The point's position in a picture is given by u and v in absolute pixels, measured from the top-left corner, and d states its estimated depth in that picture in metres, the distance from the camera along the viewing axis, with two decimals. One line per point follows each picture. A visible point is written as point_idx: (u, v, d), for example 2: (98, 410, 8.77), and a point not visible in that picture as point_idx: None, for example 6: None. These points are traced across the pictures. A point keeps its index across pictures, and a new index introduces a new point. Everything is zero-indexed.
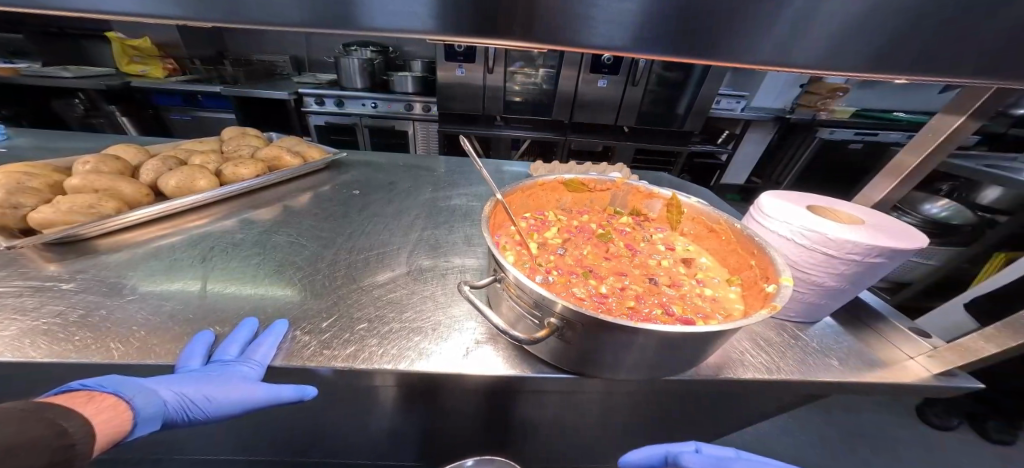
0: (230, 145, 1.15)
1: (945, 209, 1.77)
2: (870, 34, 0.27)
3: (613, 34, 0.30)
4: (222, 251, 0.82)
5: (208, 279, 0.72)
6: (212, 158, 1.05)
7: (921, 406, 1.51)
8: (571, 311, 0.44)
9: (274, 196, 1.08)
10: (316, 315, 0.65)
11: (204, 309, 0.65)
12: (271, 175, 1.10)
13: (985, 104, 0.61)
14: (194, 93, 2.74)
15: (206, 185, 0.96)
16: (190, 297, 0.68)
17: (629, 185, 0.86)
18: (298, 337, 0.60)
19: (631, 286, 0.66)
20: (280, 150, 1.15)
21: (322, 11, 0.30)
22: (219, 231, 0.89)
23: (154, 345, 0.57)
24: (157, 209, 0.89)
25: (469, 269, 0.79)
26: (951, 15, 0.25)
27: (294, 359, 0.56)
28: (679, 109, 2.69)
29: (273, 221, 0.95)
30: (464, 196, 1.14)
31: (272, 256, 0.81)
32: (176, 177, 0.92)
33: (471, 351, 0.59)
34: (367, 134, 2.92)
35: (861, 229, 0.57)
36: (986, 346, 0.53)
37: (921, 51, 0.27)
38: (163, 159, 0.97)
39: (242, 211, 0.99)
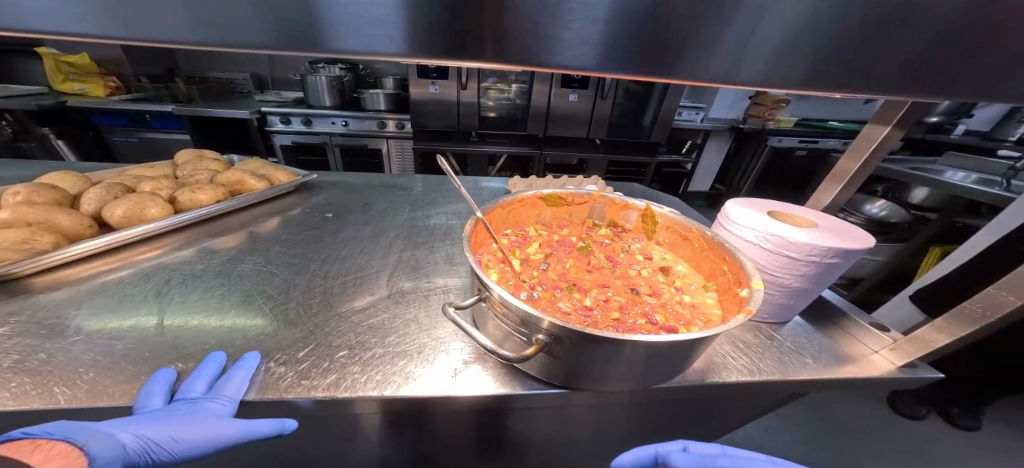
0: (185, 169, 1.08)
1: (883, 209, 1.95)
2: (811, 53, 0.30)
3: (583, 55, 0.31)
4: (181, 283, 0.75)
5: (167, 314, 0.66)
6: (166, 184, 0.98)
7: (890, 395, 1.62)
8: (558, 326, 0.44)
9: (239, 222, 1.02)
10: (290, 344, 0.61)
11: (161, 347, 0.59)
12: (233, 200, 1.04)
13: (907, 115, 0.69)
14: (141, 112, 2.58)
15: (159, 213, 0.90)
16: (146, 335, 0.61)
17: (606, 197, 0.89)
18: (273, 368, 0.56)
19: (614, 297, 0.68)
20: (243, 174, 1.09)
21: (286, 31, 0.29)
22: (177, 262, 0.82)
23: (108, 387, 0.51)
24: (105, 241, 0.81)
25: (453, 289, 0.78)
26: (873, 39, 0.29)
27: (270, 391, 0.52)
28: (646, 121, 2.83)
29: (240, 249, 0.89)
30: (443, 215, 1.12)
31: (240, 286, 0.75)
32: (124, 205, 0.85)
33: (460, 371, 0.57)
34: (338, 153, 2.83)
35: (818, 232, 0.62)
36: (940, 337, 0.59)
37: (852, 71, 0.31)
38: (108, 187, 0.89)
39: (202, 239, 0.93)
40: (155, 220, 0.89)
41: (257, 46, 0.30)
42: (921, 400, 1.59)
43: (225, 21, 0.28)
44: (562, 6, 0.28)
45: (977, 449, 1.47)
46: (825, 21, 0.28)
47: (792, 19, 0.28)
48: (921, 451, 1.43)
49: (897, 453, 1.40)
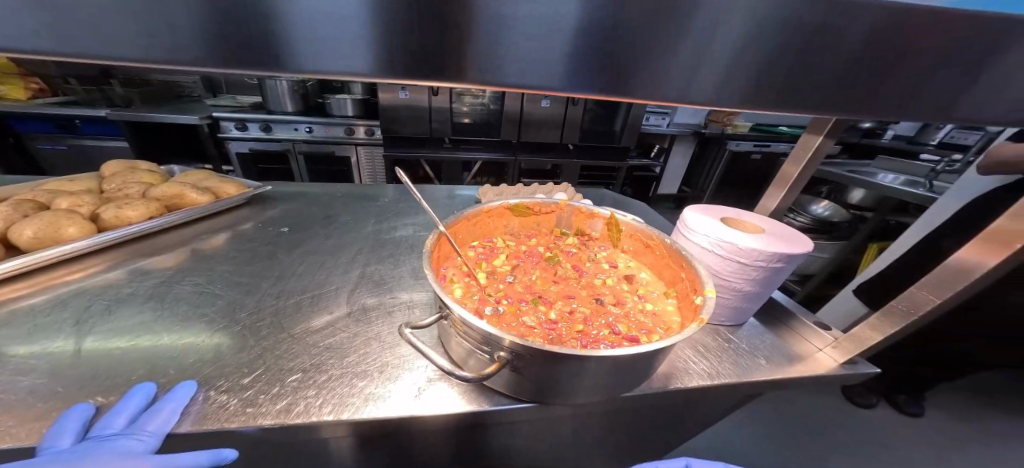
0: (112, 183, 1.00)
1: (827, 209, 2.11)
2: (815, 77, 0.28)
3: (576, 80, 0.28)
4: (108, 308, 0.68)
5: (86, 343, 0.60)
6: (87, 200, 0.89)
7: (846, 388, 1.74)
8: (518, 345, 0.44)
9: (179, 239, 0.95)
10: (234, 370, 0.57)
11: (82, 379, 0.53)
12: (169, 216, 0.97)
13: (835, 126, 0.75)
14: (69, 117, 2.35)
15: (79, 233, 0.81)
16: (59, 366, 0.55)
17: (572, 206, 0.90)
18: (214, 397, 0.52)
19: (579, 308, 0.68)
20: (181, 187, 1.02)
21: (242, 51, 0.24)
22: (104, 284, 0.75)
23: (13, 425, 0.46)
24: (17, 263, 0.72)
25: (418, 304, 0.76)
26: (875, 63, 0.28)
27: (208, 422, 0.48)
28: (616, 126, 2.92)
29: (178, 268, 0.83)
30: (411, 227, 1.10)
31: (175, 311, 0.69)
32: (34, 225, 0.76)
33: (424, 390, 0.55)
34: (302, 161, 2.71)
35: (764, 238, 0.66)
36: (874, 334, 0.65)
37: (857, 96, 0.29)
38: (16, 205, 0.80)
39: (135, 259, 0.85)
40: (75, 239, 0.81)
41: (199, 69, 0.24)
42: (871, 389, 1.72)
43: (146, 35, 0.22)
44: (549, 29, 0.25)
45: (919, 431, 1.59)
46: (814, 45, 0.27)
47: (742, 34, 0.26)
48: (870, 436, 1.54)
49: (849, 439, 1.51)
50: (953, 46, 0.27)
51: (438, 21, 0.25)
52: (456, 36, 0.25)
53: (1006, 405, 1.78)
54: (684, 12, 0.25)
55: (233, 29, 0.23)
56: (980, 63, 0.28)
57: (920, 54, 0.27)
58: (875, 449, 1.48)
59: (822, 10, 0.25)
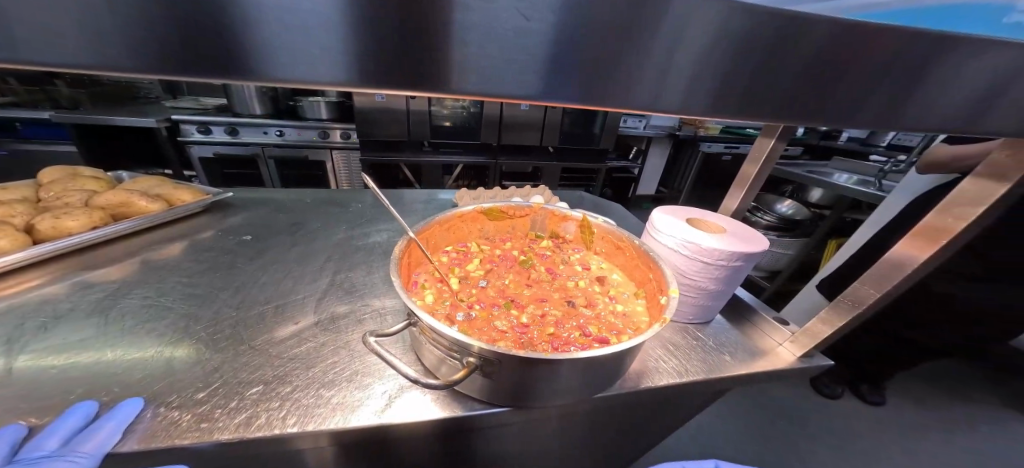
0: (50, 192, 0.93)
1: (790, 208, 2.22)
2: (772, 85, 0.29)
3: (553, 88, 0.27)
4: (45, 327, 0.63)
5: (17, 363, 0.55)
6: (20, 209, 0.82)
7: (814, 380, 1.83)
8: (486, 350, 0.44)
9: (129, 249, 0.89)
10: (188, 385, 0.53)
11: (11, 401, 0.49)
12: (117, 226, 0.90)
13: (786, 130, 0.80)
14: (9, 119, 2.21)
15: (11, 245, 0.74)
16: None
17: (545, 209, 0.91)
18: (165, 413, 0.48)
19: (551, 311, 0.69)
20: (129, 194, 0.96)
21: (195, 56, 0.21)
22: (40, 299, 0.69)
23: None
24: None
25: (390, 311, 0.74)
26: (824, 73, 0.29)
27: (156, 439, 0.45)
28: (595, 128, 2.98)
29: (127, 280, 0.77)
30: (384, 233, 1.07)
31: (121, 326, 0.64)
32: None
33: (394, 399, 0.53)
34: (272, 166, 2.60)
35: (725, 237, 0.69)
36: (825, 328, 0.69)
37: (811, 103, 0.31)
38: None
39: (78, 270, 0.79)
40: (8, 251, 0.74)
41: (146, 76, 0.20)
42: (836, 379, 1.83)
43: (70, 37, 0.18)
44: (524, 36, 0.24)
45: (880, 418, 1.69)
46: (772, 57, 0.28)
47: (707, 44, 0.26)
48: (836, 424, 1.63)
49: (818, 429, 1.59)
50: (893, 59, 0.29)
51: (420, 28, 0.23)
52: (436, 45, 0.24)
53: (953, 387, 1.94)
54: (655, 21, 0.25)
55: (181, 31, 0.20)
56: (917, 72, 0.30)
57: (864, 66, 0.29)
58: (842, 437, 1.56)
59: (777, 23, 0.26)
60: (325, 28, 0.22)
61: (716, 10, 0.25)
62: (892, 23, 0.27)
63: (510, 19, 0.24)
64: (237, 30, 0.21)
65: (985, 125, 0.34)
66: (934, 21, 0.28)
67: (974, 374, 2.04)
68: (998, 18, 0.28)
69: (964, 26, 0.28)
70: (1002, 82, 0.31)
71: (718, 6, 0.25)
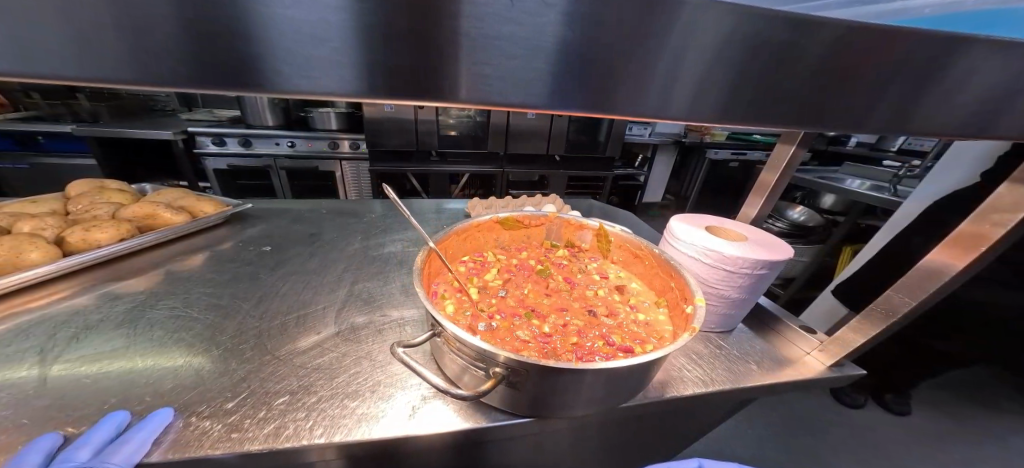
0: (79, 204, 0.95)
1: (801, 214, 2.20)
2: (785, 90, 0.29)
3: (564, 97, 0.28)
4: (73, 337, 0.64)
5: (50, 371, 0.56)
6: (50, 222, 0.84)
7: (835, 388, 1.78)
8: (515, 360, 0.44)
9: (153, 261, 0.90)
10: (217, 395, 0.54)
11: (46, 410, 0.50)
12: (143, 237, 0.92)
13: (807, 137, 0.80)
14: (31, 133, 2.27)
15: (40, 257, 0.76)
16: (22, 393, 0.52)
17: (561, 218, 0.91)
18: (196, 422, 0.49)
19: (572, 321, 0.68)
20: (154, 206, 0.98)
21: (203, 64, 0.22)
22: (66, 311, 0.70)
23: None
24: None
25: (410, 321, 0.74)
26: (837, 77, 0.29)
27: (189, 450, 0.45)
28: (601, 136, 2.97)
29: (153, 291, 0.78)
30: (399, 243, 1.08)
31: (150, 335, 0.65)
32: None
33: (418, 410, 0.53)
34: (283, 177, 2.64)
35: (747, 245, 0.68)
36: (856, 336, 0.68)
37: (823, 109, 0.31)
38: None
39: (106, 282, 0.80)
40: (39, 264, 0.75)
41: (182, 90, 0.22)
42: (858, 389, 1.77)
43: (107, 58, 0.20)
44: (532, 46, 0.25)
45: (907, 430, 1.62)
46: (782, 65, 0.28)
47: (717, 52, 0.27)
48: (860, 437, 1.57)
49: (841, 442, 1.53)
50: (902, 64, 0.29)
51: (436, 39, 0.24)
52: (446, 55, 0.25)
53: (979, 397, 1.87)
54: (667, 31, 0.26)
55: (208, 48, 0.21)
56: (927, 78, 0.30)
57: (876, 74, 0.29)
58: (867, 450, 1.50)
59: (787, 29, 0.27)
60: (323, 39, 0.22)
61: (726, 18, 0.26)
62: (898, 26, 0.27)
63: (510, 27, 0.24)
64: (242, 40, 0.21)
65: (998, 130, 0.34)
66: (941, 26, 0.29)
67: (998, 382, 1.97)
68: (1002, 24, 0.29)
69: (974, 30, 0.29)
70: (1016, 88, 0.31)
71: (726, 16, 0.26)
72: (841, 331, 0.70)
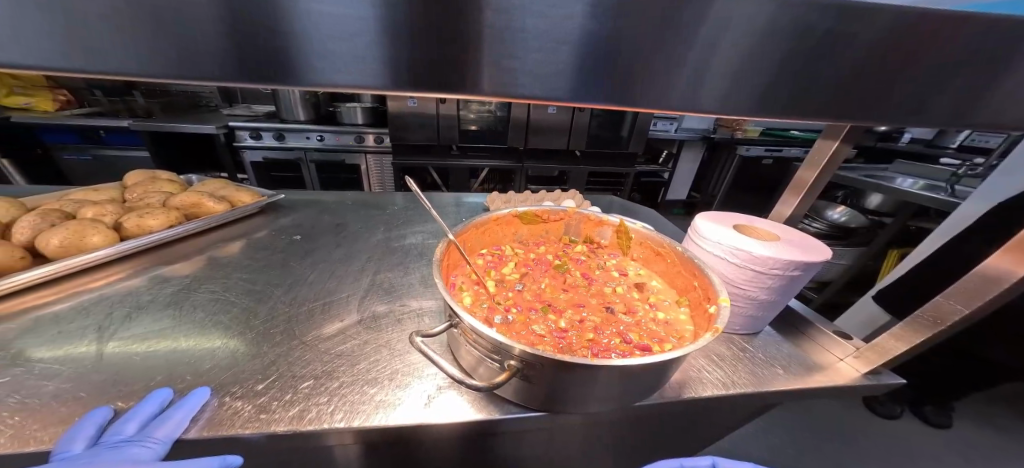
0: (135, 192, 1.04)
1: (843, 214, 2.06)
2: (830, 78, 0.27)
3: (587, 90, 0.27)
4: (127, 316, 0.70)
5: (108, 346, 0.62)
6: (110, 209, 0.92)
7: (867, 399, 1.67)
8: (529, 354, 0.44)
9: (197, 247, 0.97)
10: (249, 377, 0.58)
11: (104, 383, 0.56)
12: (189, 224, 0.99)
13: (852, 132, 0.74)
14: (94, 128, 2.45)
15: (102, 241, 0.84)
16: (86, 365, 0.58)
17: (580, 214, 0.90)
18: (228, 403, 0.53)
19: (589, 317, 0.68)
20: (200, 195, 1.05)
21: (241, 61, 0.23)
22: (123, 291, 0.77)
23: (36, 430, 0.47)
24: (50, 269, 0.76)
25: (428, 312, 0.76)
26: (889, 65, 0.27)
27: (223, 428, 0.49)
28: (623, 132, 2.90)
29: (196, 276, 0.85)
30: (420, 235, 1.10)
31: (192, 316, 0.71)
32: (60, 234, 0.79)
33: (433, 399, 0.55)
34: (313, 169, 2.77)
35: (779, 245, 0.65)
36: (897, 344, 0.63)
37: (869, 101, 0.29)
38: (44, 214, 0.83)
39: (156, 266, 0.88)
40: (99, 248, 0.83)
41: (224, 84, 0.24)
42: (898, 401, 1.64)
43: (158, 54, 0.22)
44: (554, 38, 0.25)
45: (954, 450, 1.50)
46: (828, 50, 0.26)
47: (753, 39, 0.25)
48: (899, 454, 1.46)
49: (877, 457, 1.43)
50: (967, 51, 0.26)
51: (458, 32, 0.24)
52: (468, 48, 0.25)
53: None
54: (696, 19, 0.25)
55: (245, 44, 0.23)
56: (998, 63, 0.27)
57: (934, 62, 0.27)
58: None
59: (834, 12, 0.25)
60: (352, 35, 0.23)
61: (764, 2, 0.24)
62: (979, 11, 0.24)
63: (533, 19, 0.24)
64: (276, 37, 0.23)
65: None
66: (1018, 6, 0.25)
67: None
68: None
69: None
70: None
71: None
72: (880, 338, 0.65)
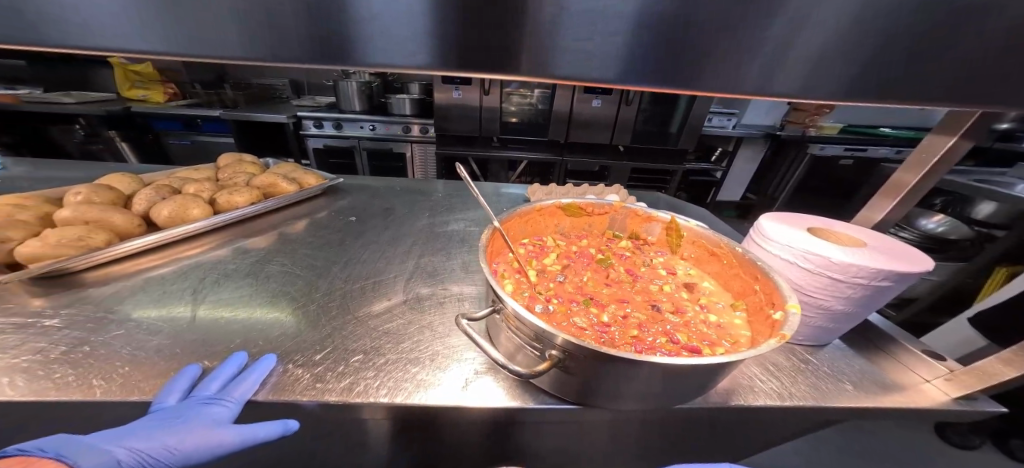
0: (225, 173, 1.18)
1: (941, 224, 1.80)
2: (942, 57, 0.23)
3: (642, 71, 0.26)
4: (214, 281, 0.81)
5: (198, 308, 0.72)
6: (206, 187, 1.05)
7: (942, 425, 1.46)
8: (572, 344, 0.44)
9: (269, 224, 1.08)
10: (308, 347, 0.64)
11: (192, 342, 0.65)
12: (265, 203, 1.11)
13: (975, 125, 0.64)
14: (194, 117, 2.81)
15: (200, 214, 0.97)
16: (182, 324, 0.68)
17: (627, 208, 0.87)
18: (290, 370, 0.58)
19: (634, 314, 0.66)
20: (275, 177, 1.15)
21: (310, 43, 0.26)
22: (212, 259, 0.89)
23: (139, 382, 0.56)
24: (154, 238, 0.89)
25: (468, 297, 0.78)
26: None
27: (285, 393, 0.54)
28: (673, 127, 2.73)
29: (267, 250, 0.94)
30: (462, 222, 1.13)
31: (263, 287, 0.79)
32: (169, 207, 0.92)
33: (470, 382, 0.57)
34: (365, 156, 2.95)
35: (864, 251, 0.57)
36: (1006, 370, 0.53)
37: (992, 85, 0.24)
38: (156, 189, 0.97)
39: (237, 239, 0.99)
40: (196, 221, 0.96)
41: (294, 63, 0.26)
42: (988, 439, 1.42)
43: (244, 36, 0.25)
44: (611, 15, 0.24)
45: None
46: (937, 25, 0.22)
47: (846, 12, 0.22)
48: None
49: None
50: None
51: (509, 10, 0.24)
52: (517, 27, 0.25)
53: None
54: None
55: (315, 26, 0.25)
56: None
57: None
58: None
59: None
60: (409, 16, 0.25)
61: None
62: None
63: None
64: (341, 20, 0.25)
65: None
66: None
67: None
68: None
69: None
70: None
71: None
72: (983, 361, 0.56)
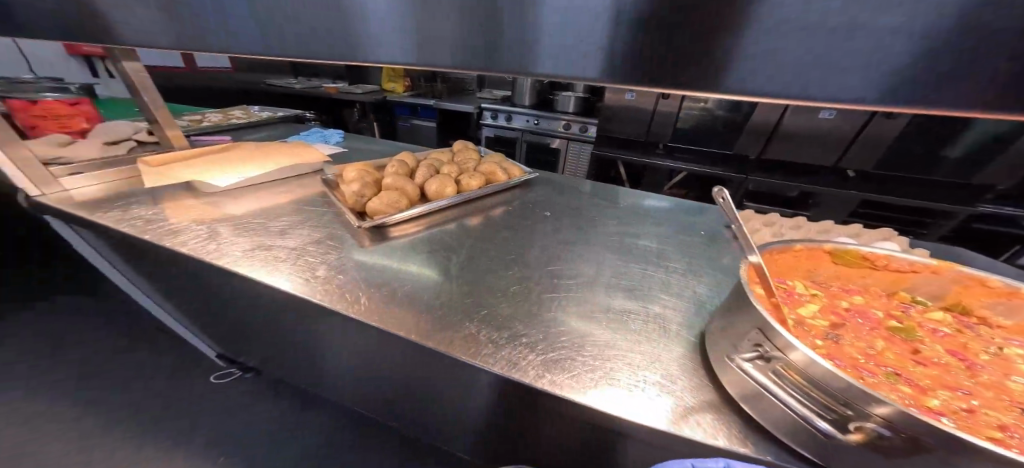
0: (460, 157, 1.28)
1: None
2: None
3: (827, 89, 0.25)
4: (450, 249, 0.87)
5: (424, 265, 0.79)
6: (453, 169, 1.18)
7: None
8: (936, 429, 0.30)
9: (490, 205, 1.13)
10: (513, 325, 0.63)
11: (424, 294, 0.70)
12: (489, 188, 1.17)
13: None
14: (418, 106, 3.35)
15: (452, 192, 1.08)
16: (421, 280, 0.74)
17: (960, 272, 0.61)
18: (501, 348, 0.57)
19: (1008, 418, 0.41)
20: (495, 166, 1.23)
21: (491, 49, 0.34)
22: (449, 231, 0.96)
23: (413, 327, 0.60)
24: (425, 208, 1.01)
25: (670, 320, 0.66)
26: None
27: (500, 368, 0.53)
28: (948, 153, 1.99)
29: (482, 228, 0.99)
30: (651, 237, 1.00)
31: (469, 259, 0.83)
32: (436, 183, 1.06)
33: (679, 419, 0.46)
34: (524, 147, 3.26)
35: None
36: None
37: None
38: (428, 168, 1.13)
39: (468, 216, 1.06)
40: (446, 197, 1.07)
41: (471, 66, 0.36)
42: None
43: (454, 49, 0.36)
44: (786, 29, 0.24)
45: None
46: None
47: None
48: None
49: None
50: None
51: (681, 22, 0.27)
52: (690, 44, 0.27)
53: None
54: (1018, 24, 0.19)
55: (495, 31, 0.33)
56: None
57: None
58: None
59: None
60: (586, 35, 0.30)
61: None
62: None
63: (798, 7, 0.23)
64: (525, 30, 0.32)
65: None
66: None
67: None
68: None
69: None
70: None
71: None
72: None
